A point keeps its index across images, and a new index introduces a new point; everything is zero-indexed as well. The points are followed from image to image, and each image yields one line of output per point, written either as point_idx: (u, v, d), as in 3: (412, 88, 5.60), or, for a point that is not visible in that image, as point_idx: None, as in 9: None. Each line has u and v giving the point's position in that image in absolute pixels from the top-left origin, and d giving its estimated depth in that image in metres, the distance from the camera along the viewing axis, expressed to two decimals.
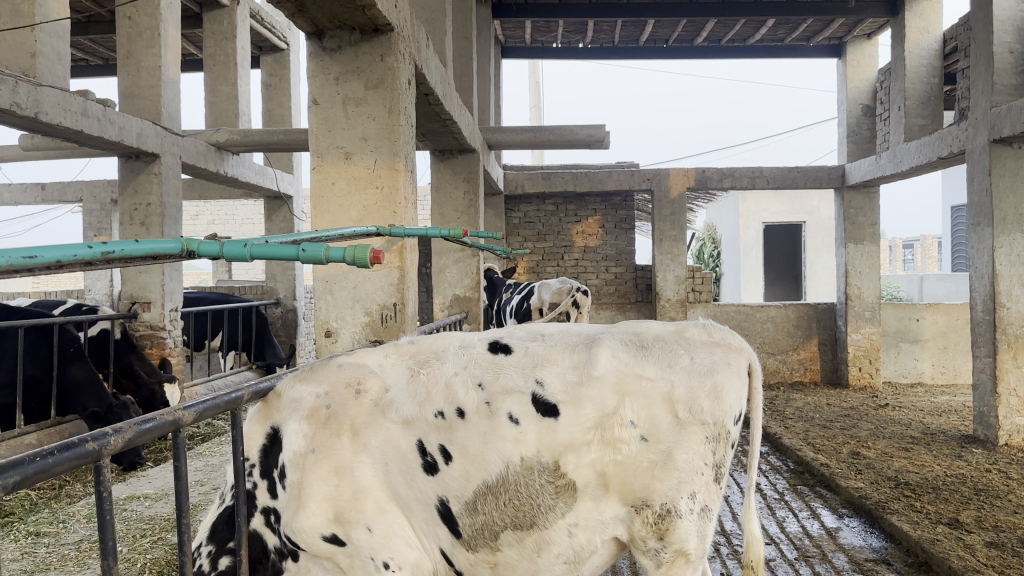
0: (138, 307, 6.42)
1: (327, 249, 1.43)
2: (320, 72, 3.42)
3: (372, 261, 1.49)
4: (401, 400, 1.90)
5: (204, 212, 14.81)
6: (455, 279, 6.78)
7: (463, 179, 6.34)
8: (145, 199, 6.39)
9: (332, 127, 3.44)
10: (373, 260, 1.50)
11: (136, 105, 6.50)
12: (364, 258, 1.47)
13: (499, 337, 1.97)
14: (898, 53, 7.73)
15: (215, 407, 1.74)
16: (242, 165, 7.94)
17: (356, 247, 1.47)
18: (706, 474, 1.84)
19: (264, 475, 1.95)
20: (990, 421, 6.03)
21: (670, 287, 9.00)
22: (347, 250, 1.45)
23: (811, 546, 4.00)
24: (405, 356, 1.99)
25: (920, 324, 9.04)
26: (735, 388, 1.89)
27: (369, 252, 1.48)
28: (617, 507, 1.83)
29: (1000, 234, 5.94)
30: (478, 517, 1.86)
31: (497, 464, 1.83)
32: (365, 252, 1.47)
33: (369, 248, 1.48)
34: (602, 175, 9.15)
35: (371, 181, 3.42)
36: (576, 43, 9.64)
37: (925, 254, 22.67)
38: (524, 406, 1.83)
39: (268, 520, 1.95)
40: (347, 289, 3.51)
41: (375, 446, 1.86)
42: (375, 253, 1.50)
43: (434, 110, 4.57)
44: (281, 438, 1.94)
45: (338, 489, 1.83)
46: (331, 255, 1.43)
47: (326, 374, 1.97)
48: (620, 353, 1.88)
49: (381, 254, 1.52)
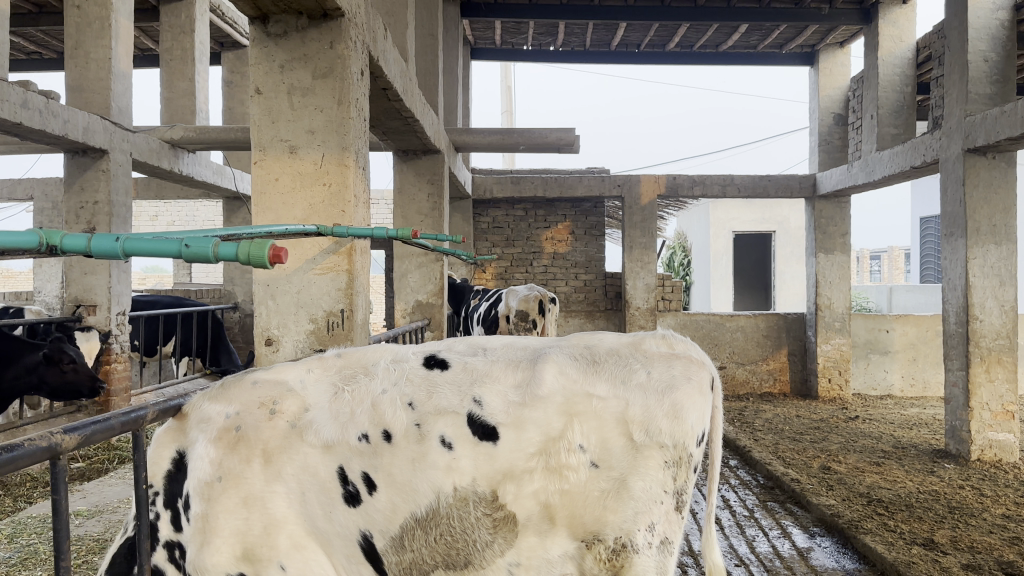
0: (82, 310, 6.04)
1: (217, 245, 1.21)
2: (265, 59, 3.20)
3: (272, 261, 1.27)
4: (321, 421, 1.67)
5: (163, 212, 14.39)
6: (418, 284, 6.54)
7: (426, 181, 6.10)
8: (92, 197, 6.07)
9: (277, 119, 3.22)
10: (273, 260, 1.25)
11: (83, 98, 6.17)
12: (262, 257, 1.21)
13: (436, 350, 1.76)
14: (871, 61, 7.63)
15: (108, 428, 1.50)
16: (198, 164, 7.65)
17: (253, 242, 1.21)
18: (665, 503, 1.63)
19: (167, 506, 1.71)
20: (962, 435, 5.93)
21: (640, 295, 8.84)
22: (242, 247, 1.21)
23: (783, 567, 3.82)
24: (330, 371, 1.77)
25: (890, 335, 8.95)
26: (696, 406, 1.69)
27: (269, 250, 1.23)
28: (565, 543, 1.61)
29: (974, 245, 5.84)
30: (405, 554, 1.65)
31: (427, 494, 1.61)
32: (263, 252, 1.25)
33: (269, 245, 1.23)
34: (572, 181, 8.93)
35: (317, 177, 3.19)
36: (547, 46, 9.47)
37: (891, 266, 22.82)
38: (459, 428, 1.62)
39: (172, 557, 1.71)
40: (290, 293, 3.28)
41: (290, 474, 1.64)
42: (277, 252, 1.25)
43: (393, 106, 4.35)
44: (187, 464, 1.70)
45: (248, 523, 1.61)
46: (220, 253, 1.21)
47: (239, 392, 1.74)
48: (567, 369, 1.67)
49: (286, 253, 1.27)
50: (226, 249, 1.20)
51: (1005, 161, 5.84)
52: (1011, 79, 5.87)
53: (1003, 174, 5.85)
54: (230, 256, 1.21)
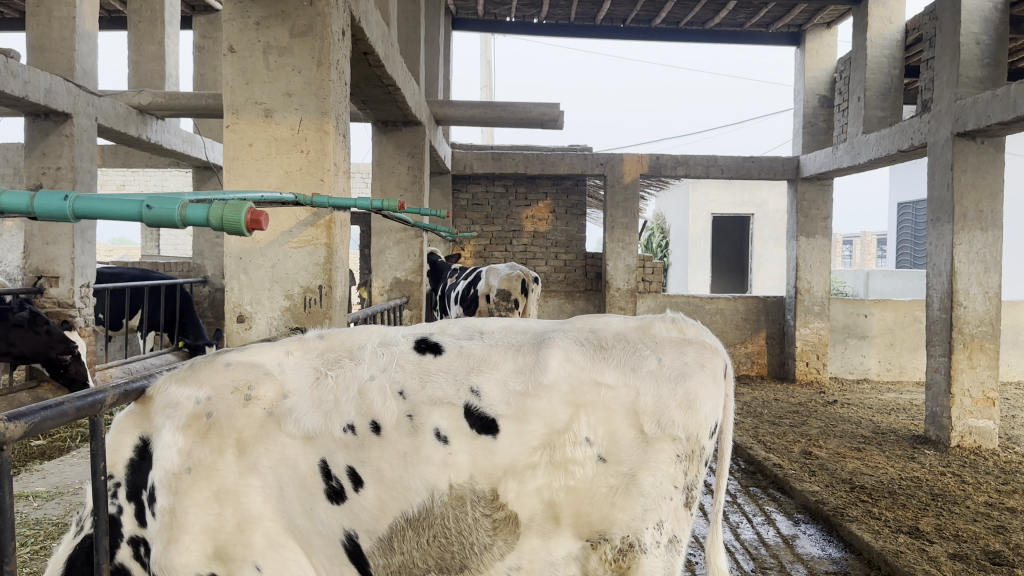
0: (44, 281, 5.79)
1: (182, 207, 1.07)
2: (239, 15, 3.00)
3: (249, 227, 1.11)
4: (302, 409, 1.51)
5: (131, 181, 13.97)
6: (396, 261, 6.35)
7: (406, 154, 5.91)
8: (55, 162, 5.79)
9: (251, 80, 3.01)
10: (251, 226, 1.10)
11: (46, 58, 5.87)
12: (238, 223, 1.07)
13: (429, 333, 1.60)
14: (860, 42, 7.51)
15: (61, 415, 1.33)
16: (167, 132, 7.36)
17: (227, 205, 1.07)
18: (675, 499, 1.49)
19: (131, 498, 1.55)
20: (943, 421, 5.91)
21: (621, 276, 8.72)
22: (214, 209, 1.07)
23: (769, 556, 3.73)
24: (311, 354, 1.60)
25: (868, 320, 8.93)
26: (711, 395, 1.54)
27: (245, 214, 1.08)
28: (569, 544, 1.46)
29: (960, 231, 5.78)
30: (393, 557, 1.50)
31: (420, 492, 1.47)
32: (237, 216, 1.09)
33: (246, 207, 1.08)
34: (554, 158, 8.75)
35: (294, 143, 3.01)
36: (531, 19, 9.24)
37: (864, 251, 22.99)
38: (455, 421, 1.47)
39: (137, 554, 1.55)
40: (264, 268, 3.09)
41: (266, 467, 1.48)
42: (254, 216, 1.11)
43: (374, 72, 4.15)
44: (153, 453, 1.53)
45: (221, 519, 1.46)
46: (188, 216, 1.06)
47: (210, 375, 1.57)
48: (574, 355, 1.51)
49: (264, 217, 1.13)
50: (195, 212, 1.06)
51: (994, 146, 5.77)
52: (1003, 62, 5.78)
53: (992, 159, 5.78)
54: (200, 221, 1.07)
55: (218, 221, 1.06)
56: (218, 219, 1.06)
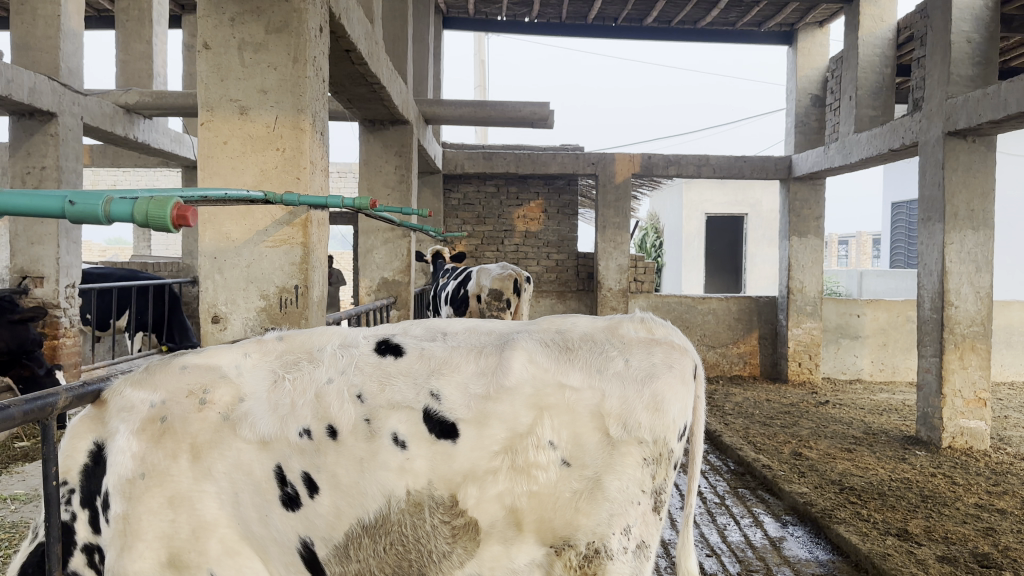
0: (29, 282, 5.72)
1: (106, 203, 1.03)
2: (214, 11, 2.96)
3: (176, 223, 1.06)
4: (258, 413, 1.47)
5: (122, 181, 13.90)
6: (384, 261, 6.31)
7: (394, 153, 5.87)
8: (40, 161, 5.74)
9: (225, 77, 2.97)
10: (178, 222, 1.06)
11: (30, 57, 5.82)
12: (163, 219, 1.03)
13: (391, 334, 1.56)
14: (851, 41, 7.47)
15: (8, 419, 1.26)
16: (155, 131, 7.31)
17: (152, 200, 1.03)
18: (642, 503, 1.45)
19: (85, 505, 1.50)
20: (934, 422, 5.88)
21: (613, 276, 8.69)
22: (139, 205, 1.03)
23: (755, 558, 3.69)
24: (269, 356, 1.56)
25: (861, 320, 8.90)
26: (679, 396, 1.50)
27: (170, 209, 1.04)
28: (532, 550, 1.43)
29: (951, 230, 5.75)
30: (350, 565, 1.46)
31: (377, 499, 1.43)
32: (163, 211, 1.04)
33: (171, 203, 1.04)
34: (545, 157, 8.70)
35: (270, 141, 2.97)
36: (522, 18, 9.19)
37: (858, 250, 23.00)
38: (415, 425, 1.43)
39: (91, 561, 1.51)
40: (239, 268, 3.06)
41: (221, 472, 1.45)
42: (183, 212, 1.07)
43: (357, 70, 4.11)
44: (107, 457, 1.49)
45: (174, 526, 1.42)
46: (112, 212, 1.03)
47: (165, 378, 1.52)
48: (538, 357, 1.47)
49: (194, 214, 1.08)
50: (119, 208, 1.03)
51: (984, 145, 5.74)
52: (993, 61, 5.76)
53: (983, 158, 5.75)
54: (125, 217, 1.03)
55: (142, 217, 1.02)
56: (142, 215, 1.02)
